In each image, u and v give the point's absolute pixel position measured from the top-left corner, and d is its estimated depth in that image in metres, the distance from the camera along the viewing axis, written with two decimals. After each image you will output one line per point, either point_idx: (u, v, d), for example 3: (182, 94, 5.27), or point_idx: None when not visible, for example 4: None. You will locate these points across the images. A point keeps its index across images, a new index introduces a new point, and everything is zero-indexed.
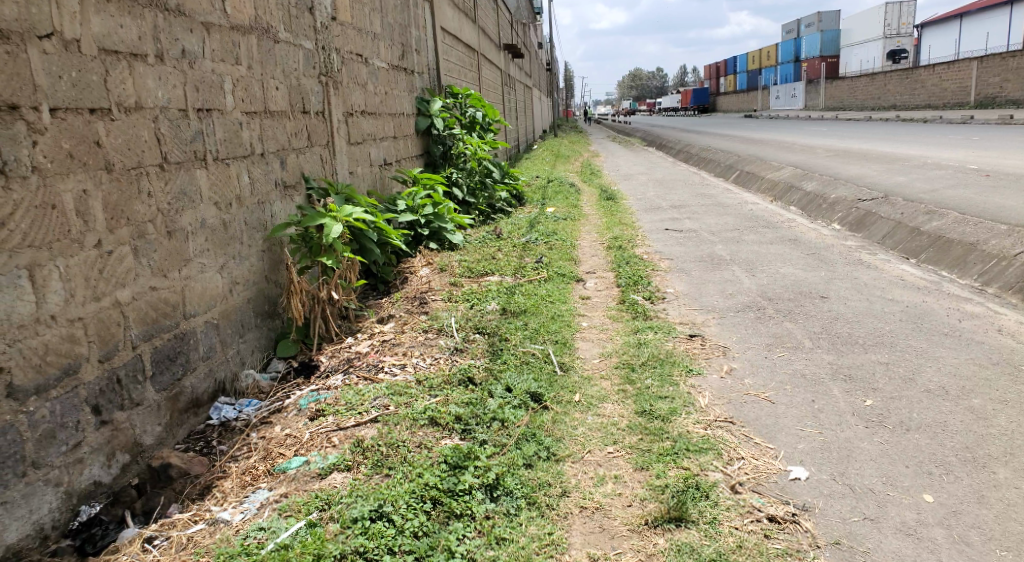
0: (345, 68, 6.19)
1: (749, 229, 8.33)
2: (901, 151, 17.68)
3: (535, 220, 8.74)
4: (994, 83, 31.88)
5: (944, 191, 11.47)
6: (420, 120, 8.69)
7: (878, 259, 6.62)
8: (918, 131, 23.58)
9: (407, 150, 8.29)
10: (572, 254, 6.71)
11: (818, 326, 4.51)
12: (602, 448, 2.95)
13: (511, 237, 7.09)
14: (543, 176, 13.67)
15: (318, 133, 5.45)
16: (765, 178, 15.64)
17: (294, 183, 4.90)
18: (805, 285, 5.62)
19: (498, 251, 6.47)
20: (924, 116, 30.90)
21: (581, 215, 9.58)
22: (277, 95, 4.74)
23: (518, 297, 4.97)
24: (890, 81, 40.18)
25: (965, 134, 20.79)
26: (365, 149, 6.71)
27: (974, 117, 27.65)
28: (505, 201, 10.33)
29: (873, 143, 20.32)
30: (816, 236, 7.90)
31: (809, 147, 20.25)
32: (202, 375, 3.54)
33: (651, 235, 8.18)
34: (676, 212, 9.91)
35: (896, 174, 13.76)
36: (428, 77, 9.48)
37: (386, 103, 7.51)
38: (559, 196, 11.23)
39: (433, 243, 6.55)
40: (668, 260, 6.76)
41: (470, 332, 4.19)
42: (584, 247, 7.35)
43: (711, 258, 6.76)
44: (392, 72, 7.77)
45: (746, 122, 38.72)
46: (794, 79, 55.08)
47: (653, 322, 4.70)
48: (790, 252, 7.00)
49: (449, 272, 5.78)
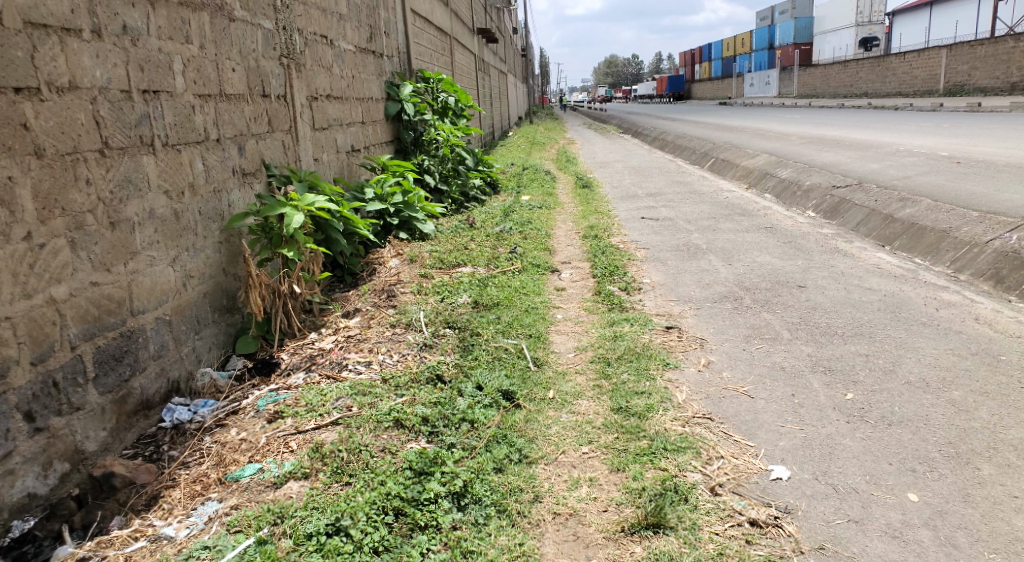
0: (308, 51, 5.95)
1: (726, 217, 8.25)
2: (874, 138, 17.76)
3: (509, 208, 8.57)
4: (964, 71, 32.25)
5: (917, 178, 11.50)
6: (390, 105, 8.45)
7: (854, 246, 6.55)
8: (890, 118, 23.77)
9: (376, 137, 8.06)
10: (546, 243, 6.55)
11: (796, 317, 4.41)
12: (577, 449, 2.81)
13: (485, 227, 6.92)
14: (518, 163, 13.50)
15: (279, 119, 5.24)
16: (740, 166, 15.62)
17: (253, 171, 4.68)
18: (782, 274, 5.53)
19: (470, 241, 6.30)
20: (895, 104, 31.18)
21: (556, 204, 9.42)
22: (233, 77, 4.52)
23: (490, 289, 4.81)
24: (862, 69, 40.50)
25: (936, 121, 20.96)
26: (331, 136, 6.49)
27: (944, 105, 27.95)
28: (478, 189, 10.14)
29: (847, 130, 20.42)
30: (792, 224, 7.84)
31: (783, 134, 20.28)
32: (153, 376, 3.34)
33: (626, 224, 8.05)
34: (651, 200, 9.80)
35: (870, 162, 13.80)
36: (398, 61, 9.24)
37: (353, 87, 7.28)
38: (534, 184, 11.07)
39: (403, 233, 6.36)
40: (644, 249, 6.65)
41: (441, 327, 4.02)
42: (559, 236, 7.20)
43: (688, 247, 6.65)
44: (359, 55, 7.53)
45: (720, 110, 38.81)
46: (767, 67, 55.33)
47: (629, 314, 4.58)
48: (766, 240, 6.93)
49: (419, 262, 5.61)
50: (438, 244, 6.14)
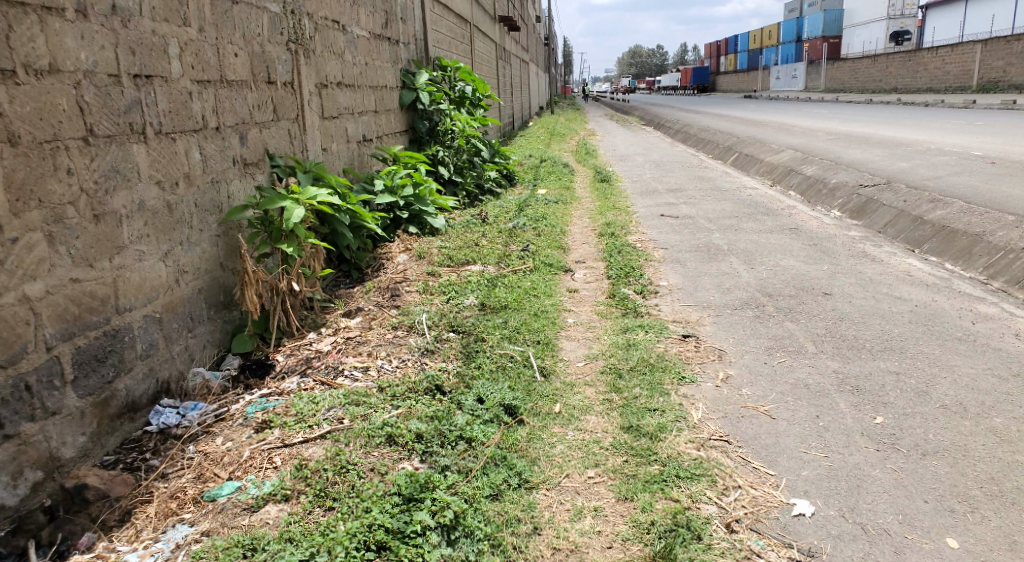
0: (318, 37, 5.76)
1: (748, 216, 7.96)
2: (903, 135, 17.28)
3: (524, 203, 8.34)
4: (997, 67, 31.40)
5: (949, 178, 11.11)
6: (405, 94, 8.25)
7: (883, 251, 6.26)
8: (920, 115, 23.17)
9: (389, 127, 7.86)
10: (560, 241, 6.33)
11: (822, 328, 4.16)
12: (582, 473, 2.60)
13: (497, 222, 6.70)
14: (536, 155, 13.24)
15: (284, 107, 5.05)
16: (764, 162, 15.24)
17: (255, 162, 4.51)
18: (806, 280, 5.26)
19: (481, 237, 6.09)
20: (925, 100, 30.44)
21: (574, 199, 9.18)
22: (236, 63, 4.33)
23: (499, 290, 4.60)
24: (891, 64, 39.61)
25: (968, 119, 20.37)
26: (342, 125, 6.30)
27: (974, 103, 27.23)
28: (494, 181, 9.91)
29: (875, 127, 19.91)
30: (818, 225, 7.54)
31: (809, 130, 19.82)
32: (140, 377, 3.17)
33: (645, 221, 7.80)
34: (671, 197, 9.53)
35: (899, 160, 13.38)
36: (414, 49, 9.02)
37: (367, 75, 7.07)
38: (551, 178, 10.82)
39: (413, 227, 6.16)
40: (662, 249, 6.40)
41: (444, 331, 3.83)
42: (574, 233, 6.96)
43: (708, 248, 6.39)
44: (373, 42, 7.33)
45: (743, 104, 38.20)
46: (794, 60, 54.37)
47: (643, 320, 4.35)
48: (790, 242, 6.65)
49: (428, 260, 5.42)
50: (448, 240, 5.94)
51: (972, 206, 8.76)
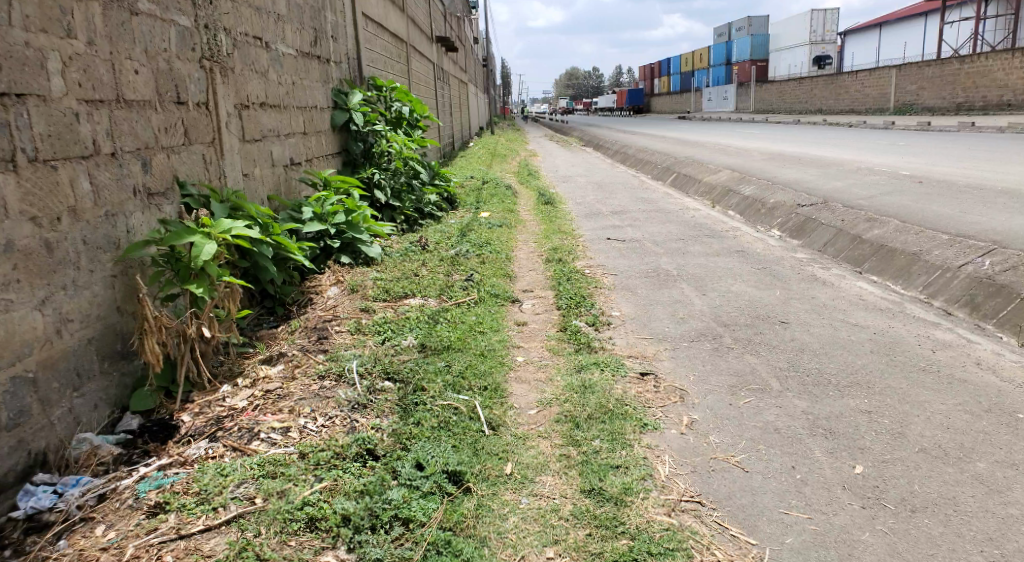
0: (237, 54, 5.32)
1: (694, 239, 7.81)
2: (836, 155, 17.68)
3: (466, 227, 7.97)
4: (914, 90, 32.92)
5: (882, 197, 11.30)
6: (337, 115, 7.84)
7: (834, 274, 6.14)
8: (848, 135, 23.90)
9: (320, 150, 7.42)
10: (505, 269, 5.99)
11: (784, 362, 3.92)
12: (540, 555, 2.30)
13: (438, 249, 6.29)
14: (478, 176, 12.93)
15: (198, 129, 4.61)
16: (703, 181, 15.32)
17: (161, 191, 4.04)
18: (760, 308, 5.06)
19: (421, 266, 5.68)
20: (849, 120, 31.57)
21: (517, 222, 8.87)
22: (137, 80, 3.88)
23: (440, 327, 4.20)
24: (816, 86, 41.09)
25: (895, 139, 21.03)
26: (266, 148, 5.84)
27: (896, 123, 28.31)
28: (435, 205, 9.51)
29: (807, 146, 20.40)
30: (764, 247, 7.42)
31: (744, 150, 20.16)
32: (4, 452, 2.74)
33: (591, 245, 7.54)
34: (616, 219, 9.32)
35: (833, 179, 13.60)
36: (348, 68, 8.62)
37: (294, 95, 6.64)
38: (494, 200, 10.50)
39: (345, 256, 5.70)
40: (612, 276, 6.13)
41: (379, 380, 3.41)
42: (519, 260, 6.63)
43: (659, 274, 6.15)
44: (302, 61, 6.90)
45: (679, 124, 38.97)
46: (725, 82, 56.00)
47: (598, 356, 4.03)
48: (740, 266, 6.48)
49: (361, 293, 4.97)
50: (385, 271, 5.50)
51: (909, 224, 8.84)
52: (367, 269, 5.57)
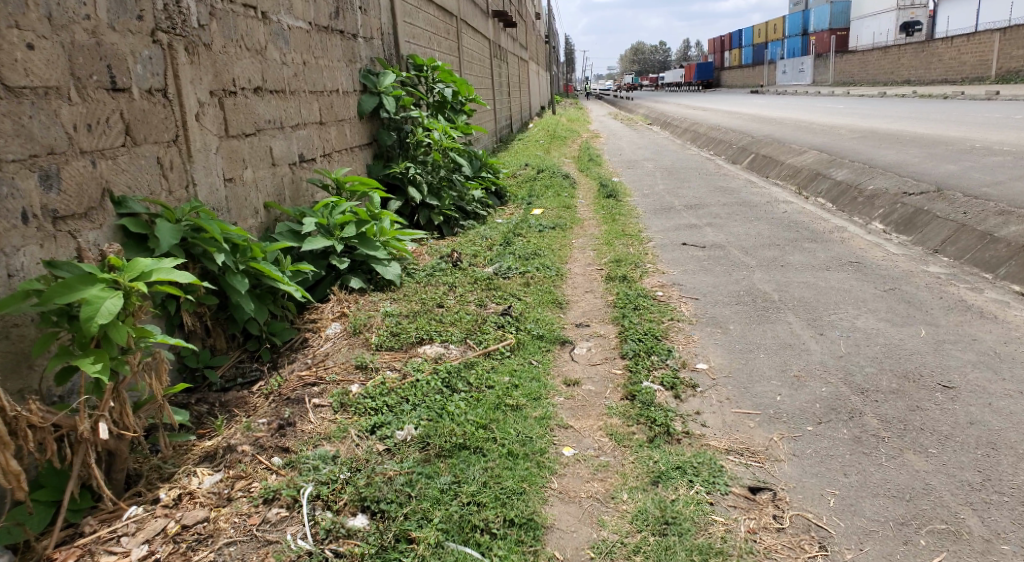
0: (217, 25, 4.18)
1: (792, 244, 6.40)
2: (940, 131, 15.63)
3: (512, 232, 6.73)
4: (1017, 56, 29.74)
5: (1012, 184, 9.50)
6: (365, 99, 6.74)
7: (989, 299, 4.68)
8: (947, 108, 21.51)
9: (343, 142, 6.31)
10: (554, 294, 4.76)
11: (973, 469, 2.58)
12: None
13: (474, 266, 5.11)
14: (532, 164, 11.63)
15: (152, 124, 3.49)
16: (786, 163, 13.63)
17: (74, 215, 2.98)
18: (902, 357, 3.68)
19: (448, 293, 4.49)
20: (944, 92, 28.73)
21: (573, 222, 7.59)
22: (31, 59, 2.80)
23: (457, 402, 2.99)
24: (904, 55, 37.94)
25: (1005, 111, 18.68)
26: (263, 143, 4.72)
27: (999, 93, 25.56)
28: (479, 202, 8.27)
29: (901, 123, 18.28)
30: (883, 257, 5.95)
31: (830, 126, 18.17)
32: None
33: (663, 253, 6.24)
34: (692, 216, 7.95)
35: (944, 162, 11.75)
36: (382, 45, 7.49)
37: (306, 77, 5.51)
38: (549, 194, 9.21)
39: (356, 279, 4.54)
40: (691, 300, 4.84)
41: (347, 514, 2.31)
42: (573, 277, 5.38)
43: (754, 299, 4.83)
44: (317, 36, 5.76)
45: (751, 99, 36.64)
46: (801, 53, 52.76)
47: (684, 454, 2.76)
48: (858, 286, 5.05)
49: (364, 337, 3.79)
50: (403, 302, 4.31)
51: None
52: (380, 298, 4.41)
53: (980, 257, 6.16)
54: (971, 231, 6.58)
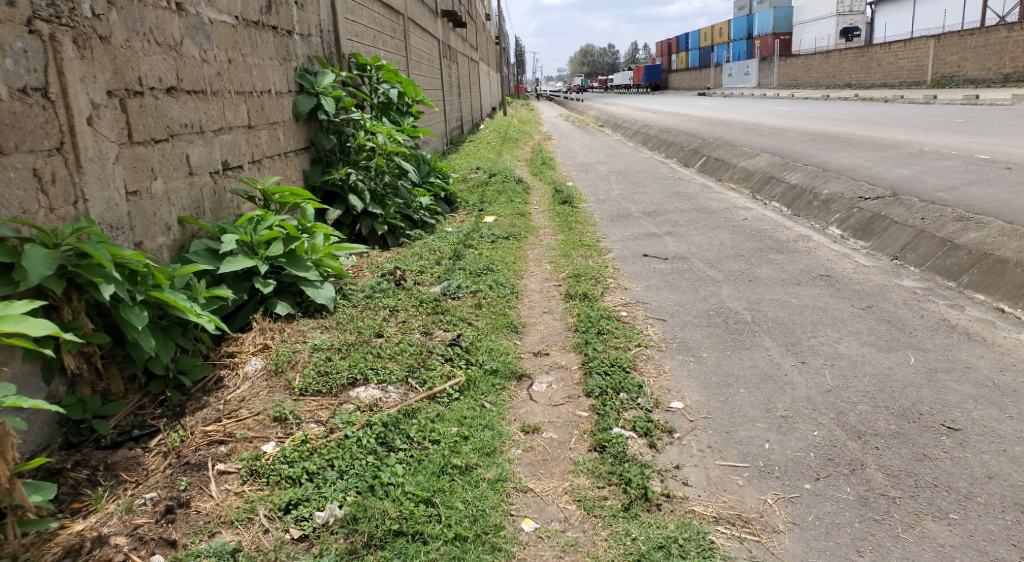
0: (120, 15, 3.57)
1: (758, 257, 6.07)
2: (886, 134, 15.75)
3: (462, 243, 6.23)
4: (951, 62, 30.65)
5: (965, 189, 9.45)
6: (301, 99, 6.13)
7: (970, 317, 4.40)
8: (889, 111, 21.86)
9: (276, 147, 5.69)
10: (510, 317, 4.28)
11: (1008, 544, 2.24)
12: None
13: (418, 286, 4.57)
14: (483, 167, 11.14)
15: (28, 130, 2.93)
16: (739, 167, 13.46)
17: None
18: (897, 391, 3.32)
19: (388, 319, 3.94)
20: (885, 95, 29.39)
21: (529, 231, 7.13)
22: None
23: (393, 469, 2.52)
24: (845, 60, 38.79)
25: (945, 114, 19.04)
26: (179, 149, 4.09)
27: (936, 97, 26.21)
28: (428, 210, 7.68)
29: (847, 125, 18.44)
30: (853, 270, 5.66)
31: (779, 129, 18.19)
32: None
33: (624, 266, 5.83)
34: (652, 225, 7.58)
35: (896, 165, 11.71)
36: (321, 41, 6.89)
37: (232, 76, 4.89)
38: (502, 200, 8.76)
39: (284, 305, 3.93)
40: (659, 322, 4.42)
41: None
42: (530, 295, 4.92)
43: (726, 320, 4.44)
44: (245, 31, 5.14)
45: (698, 101, 36.89)
46: (746, 56, 53.59)
47: (665, 525, 2.34)
48: (834, 303, 4.72)
49: (285, 380, 3.23)
50: (336, 331, 3.76)
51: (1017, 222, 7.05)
52: (310, 326, 3.83)
53: (941, 265, 5.87)
54: (932, 238, 6.28)
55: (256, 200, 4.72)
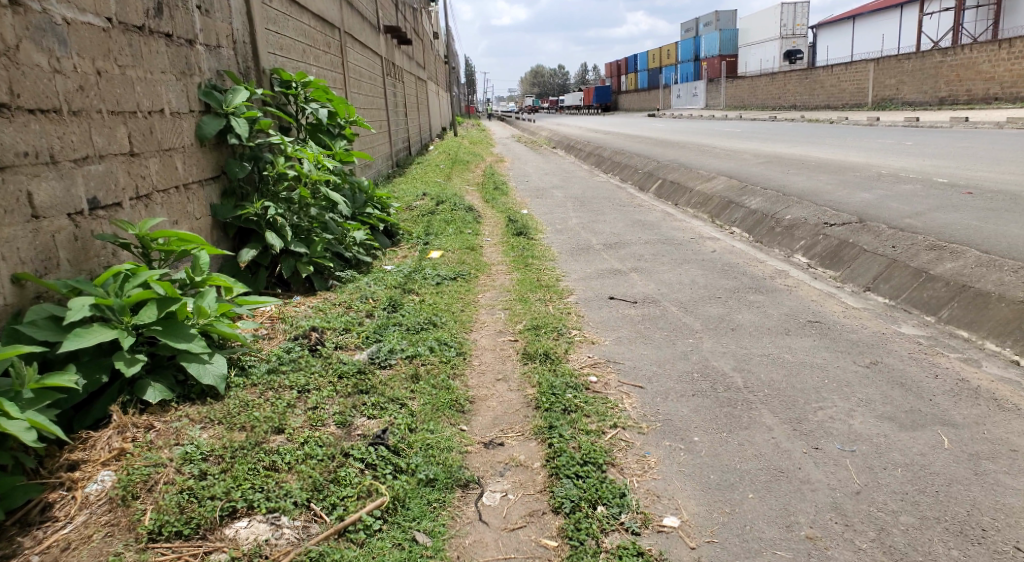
0: None
1: (736, 301, 5.42)
2: (843, 156, 15.53)
3: (401, 287, 5.43)
4: (890, 85, 31.08)
5: (935, 214, 9.05)
6: (206, 121, 5.27)
7: (996, 375, 3.77)
8: (840, 132, 21.87)
9: (171, 178, 4.83)
10: (454, 391, 3.50)
11: None
12: None
13: (336, 352, 3.74)
14: (430, 194, 10.35)
15: None
16: (695, 190, 12.94)
17: None
18: (942, 491, 2.65)
19: (296, 406, 3.14)
20: (831, 117, 29.71)
21: (480, 268, 6.36)
22: None
23: None
24: (789, 81, 39.35)
25: (896, 136, 19.01)
26: (14, 186, 3.28)
27: (881, 118, 26.48)
28: (364, 245, 6.81)
29: (802, 146, 18.24)
30: (845, 314, 5.04)
31: (733, 151, 17.91)
32: None
33: (589, 313, 5.11)
34: (615, 261, 6.90)
35: (858, 189, 11.35)
36: (235, 55, 6.06)
37: (106, 93, 4.02)
38: (449, 231, 7.99)
39: (153, 390, 3.07)
40: (635, 389, 3.70)
41: None
42: (480, 354, 4.14)
43: (714, 385, 3.74)
44: (121, 35, 4.24)
45: (649, 122, 36.89)
46: (694, 78, 54.28)
47: None
48: (835, 360, 4.08)
49: (124, 518, 2.43)
50: (221, 435, 2.87)
51: (1001, 249, 6.56)
52: (187, 421, 2.97)
53: (918, 300, 5.25)
54: (907, 267, 5.63)
55: (134, 248, 3.86)
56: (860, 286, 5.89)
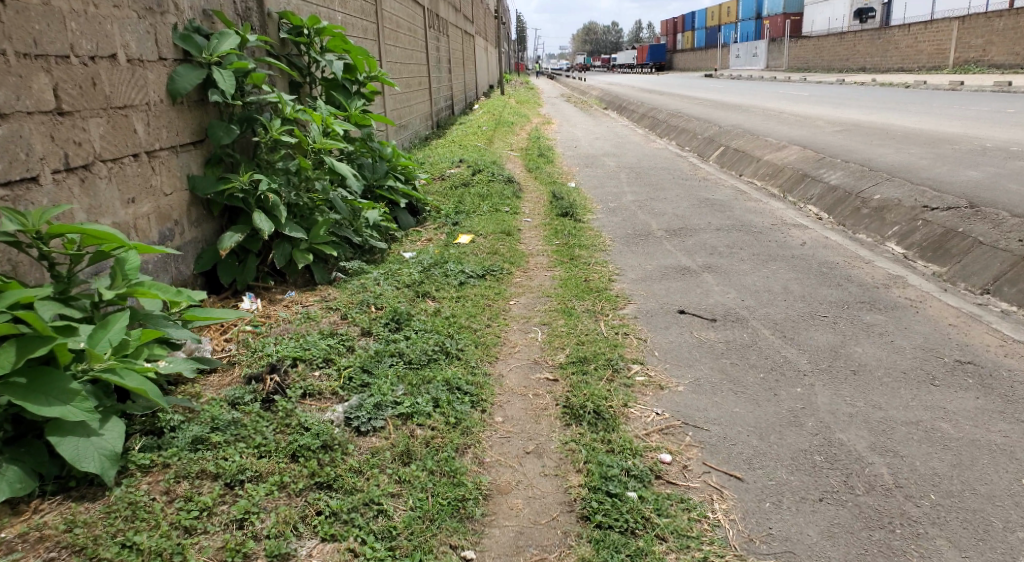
0: None
1: (848, 324, 4.13)
2: (934, 125, 13.71)
3: (417, 290, 4.30)
4: (978, 45, 28.39)
5: None
6: (181, 73, 4.10)
7: None
8: (919, 98, 19.73)
9: (127, 145, 3.70)
10: (460, 480, 2.36)
11: None
12: None
13: (294, 408, 2.55)
14: (467, 160, 9.14)
15: None
16: (762, 160, 11.39)
17: None
18: None
19: (228, 516, 2.06)
20: (907, 79, 27.21)
21: (517, 261, 5.19)
22: None
23: None
24: (860, 41, 36.46)
25: (988, 103, 16.91)
26: None
27: (965, 83, 24.02)
28: (381, 227, 5.69)
29: (882, 113, 16.37)
30: (1004, 350, 3.72)
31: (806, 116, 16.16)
32: None
33: (652, 335, 3.90)
34: (681, 255, 5.64)
35: (961, 165, 9.72)
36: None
37: (12, 29, 2.98)
38: (484, 209, 6.80)
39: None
40: (728, 485, 2.50)
41: None
42: (505, 404, 2.99)
43: (846, 482, 2.51)
44: None
45: (706, 82, 34.68)
46: (756, 37, 51.21)
47: None
48: (1018, 435, 2.82)
49: None
50: None
51: None
52: (25, 553, 1.87)
53: None
54: None
55: (25, 251, 2.62)
56: (977, 288, 5.01)
